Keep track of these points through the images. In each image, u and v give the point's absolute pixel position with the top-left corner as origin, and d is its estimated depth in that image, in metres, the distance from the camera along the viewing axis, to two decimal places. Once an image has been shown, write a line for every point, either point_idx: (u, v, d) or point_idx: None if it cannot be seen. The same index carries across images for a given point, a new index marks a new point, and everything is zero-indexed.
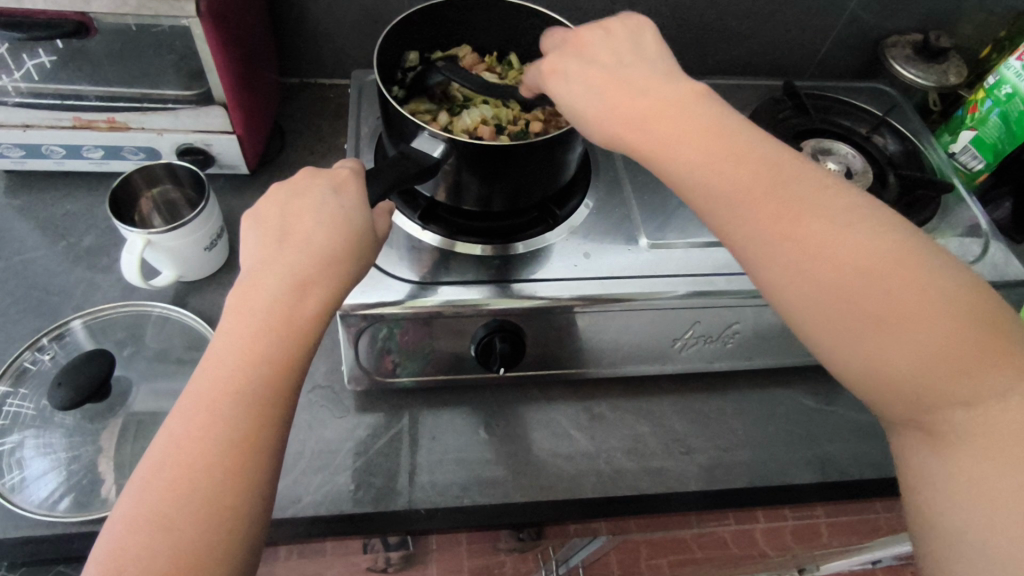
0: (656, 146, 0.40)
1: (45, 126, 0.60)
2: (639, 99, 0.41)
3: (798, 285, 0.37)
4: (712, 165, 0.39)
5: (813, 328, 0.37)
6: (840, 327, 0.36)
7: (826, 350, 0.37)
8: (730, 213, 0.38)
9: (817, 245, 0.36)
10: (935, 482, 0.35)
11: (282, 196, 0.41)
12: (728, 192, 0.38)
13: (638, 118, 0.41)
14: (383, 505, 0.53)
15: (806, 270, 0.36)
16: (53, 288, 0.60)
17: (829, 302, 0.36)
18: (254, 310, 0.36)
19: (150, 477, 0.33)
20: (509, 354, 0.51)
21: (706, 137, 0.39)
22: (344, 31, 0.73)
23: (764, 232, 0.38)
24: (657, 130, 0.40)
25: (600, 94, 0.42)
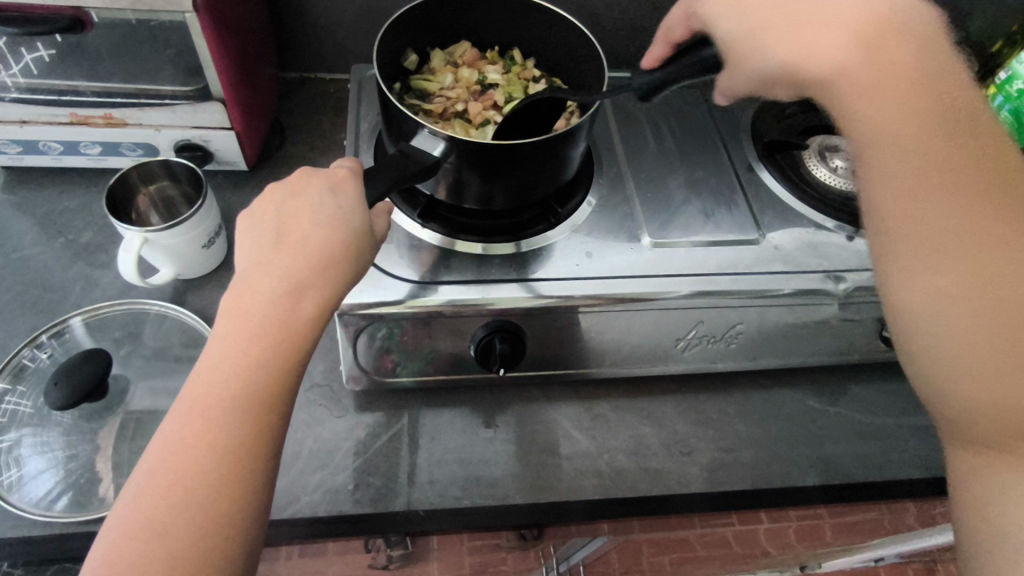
0: (862, 86, 0.40)
1: (41, 122, 0.59)
2: (820, 15, 0.40)
3: (923, 281, 0.39)
4: (901, 130, 0.39)
5: (923, 302, 0.39)
6: (942, 323, 0.38)
7: (943, 327, 0.38)
8: (925, 185, 0.39)
9: (984, 224, 0.38)
10: (986, 480, 0.37)
11: (277, 196, 0.41)
12: (949, 159, 0.39)
13: (827, 53, 0.40)
14: (382, 505, 0.53)
15: (961, 247, 0.38)
16: (50, 286, 0.60)
17: (970, 287, 0.38)
18: (249, 313, 0.36)
19: (144, 483, 0.32)
20: (509, 355, 0.50)
21: (891, 91, 0.39)
22: (344, 25, 0.72)
23: (910, 200, 0.39)
24: (872, 82, 0.40)
25: (802, 21, 0.41)
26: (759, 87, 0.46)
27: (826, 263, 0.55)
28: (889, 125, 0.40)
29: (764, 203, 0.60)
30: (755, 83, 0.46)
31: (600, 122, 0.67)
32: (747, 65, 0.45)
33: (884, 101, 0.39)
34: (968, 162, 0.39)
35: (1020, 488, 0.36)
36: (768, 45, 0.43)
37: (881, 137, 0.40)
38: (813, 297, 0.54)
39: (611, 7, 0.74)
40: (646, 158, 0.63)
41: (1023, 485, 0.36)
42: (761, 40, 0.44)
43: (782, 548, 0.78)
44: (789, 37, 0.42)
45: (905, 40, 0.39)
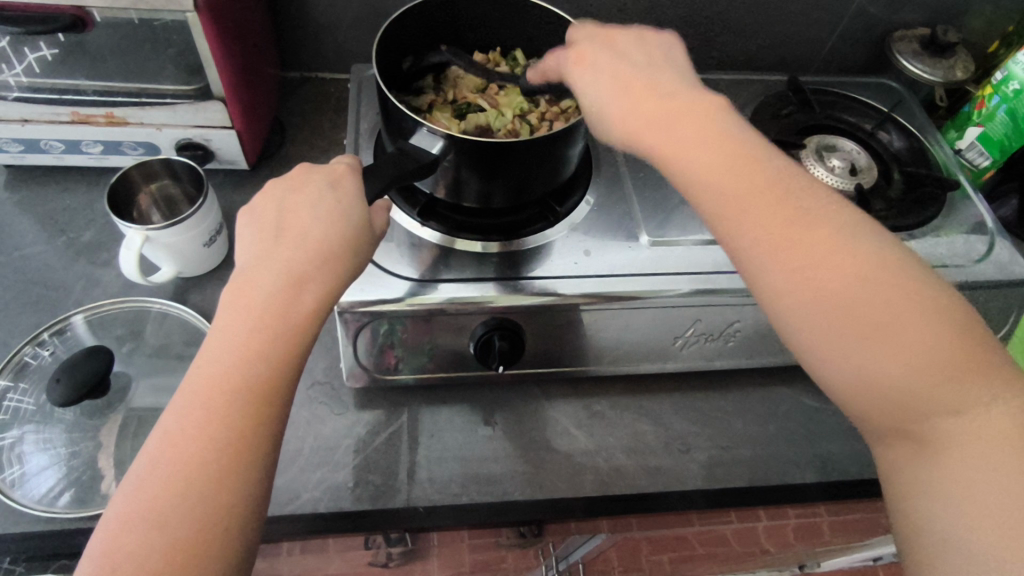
0: (659, 131, 0.40)
1: (42, 121, 0.59)
2: (636, 89, 0.42)
3: (786, 301, 0.36)
4: (691, 155, 0.39)
5: (798, 326, 0.36)
6: (828, 339, 0.35)
7: (815, 347, 0.36)
8: (729, 206, 0.38)
9: (784, 239, 0.36)
10: (906, 479, 0.34)
11: (277, 193, 0.41)
12: (727, 180, 0.38)
13: (652, 109, 0.41)
14: (382, 502, 0.53)
15: (811, 263, 0.36)
16: (52, 284, 0.60)
17: (821, 301, 0.35)
18: (249, 306, 0.36)
19: (144, 473, 0.33)
20: (507, 352, 0.51)
21: (689, 127, 0.40)
22: (344, 25, 0.72)
23: (741, 225, 0.37)
24: (669, 118, 0.40)
25: (618, 91, 0.43)
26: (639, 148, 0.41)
27: None
28: (685, 153, 0.39)
29: None
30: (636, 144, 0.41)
31: None
32: (601, 129, 0.43)
33: (684, 133, 0.40)
34: (743, 186, 0.38)
35: (954, 472, 0.32)
36: (606, 119, 0.43)
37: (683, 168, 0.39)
38: None
39: (609, 8, 0.74)
40: None
41: (944, 474, 0.33)
42: (605, 110, 0.43)
43: (780, 546, 0.78)
44: (618, 112, 0.42)
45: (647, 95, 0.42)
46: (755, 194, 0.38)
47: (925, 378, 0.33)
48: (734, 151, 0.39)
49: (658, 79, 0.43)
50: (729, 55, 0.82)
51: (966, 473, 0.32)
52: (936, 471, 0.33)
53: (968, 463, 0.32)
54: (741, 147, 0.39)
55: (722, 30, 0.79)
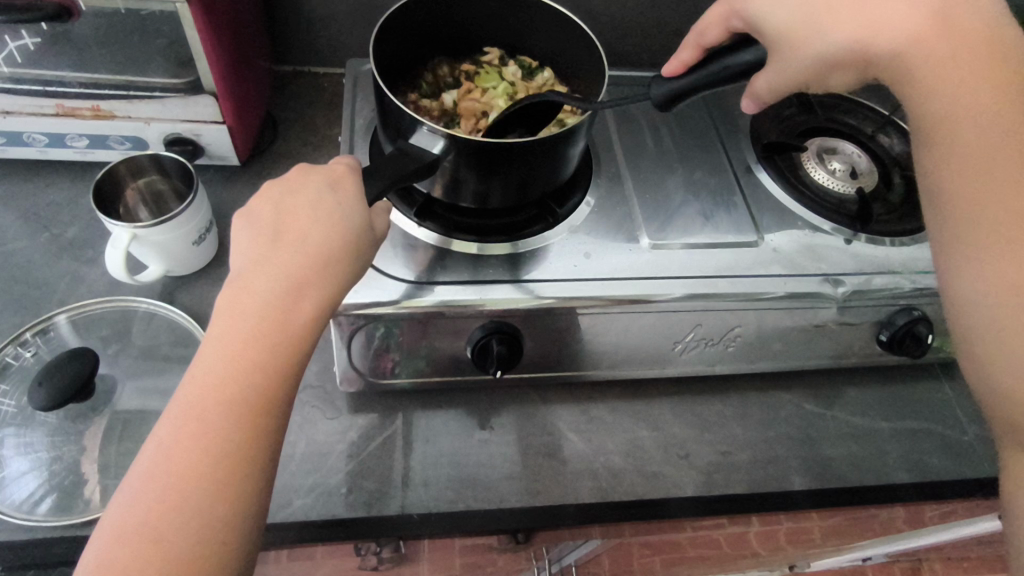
0: (950, 85, 0.42)
1: (25, 113, 0.57)
2: (922, 16, 0.42)
3: (981, 279, 0.39)
4: (988, 121, 0.41)
5: (985, 303, 0.39)
6: (1012, 326, 0.38)
7: (985, 285, 0.39)
8: (963, 176, 0.41)
9: (998, 216, 0.39)
10: (1019, 447, 0.39)
11: (274, 193, 0.40)
12: (1006, 153, 0.40)
13: (944, 55, 0.42)
14: (375, 509, 0.52)
15: (1015, 240, 0.39)
16: (34, 282, 0.58)
17: (1020, 259, 0.38)
18: (247, 312, 0.35)
19: (138, 486, 0.31)
20: (506, 357, 0.50)
21: (991, 86, 0.41)
22: (339, 18, 0.71)
23: (977, 173, 0.40)
24: (969, 79, 0.41)
25: (882, 14, 0.43)
26: (810, 76, 0.45)
27: (824, 266, 0.55)
28: (971, 101, 0.41)
29: (763, 205, 0.60)
30: (802, 75, 0.45)
31: (599, 122, 0.66)
32: (808, 45, 0.44)
33: (988, 100, 0.41)
34: (993, 139, 0.40)
35: None
36: (831, 26, 0.44)
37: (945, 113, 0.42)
38: (812, 300, 0.53)
39: (610, 5, 0.73)
40: (645, 158, 0.63)
41: None
42: (814, 18, 0.44)
43: (773, 548, 0.78)
44: (850, 21, 0.43)
45: (963, 40, 0.41)
46: (1002, 147, 0.40)
47: None
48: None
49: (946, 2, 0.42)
50: None
51: None
52: None
53: None
54: None
55: None
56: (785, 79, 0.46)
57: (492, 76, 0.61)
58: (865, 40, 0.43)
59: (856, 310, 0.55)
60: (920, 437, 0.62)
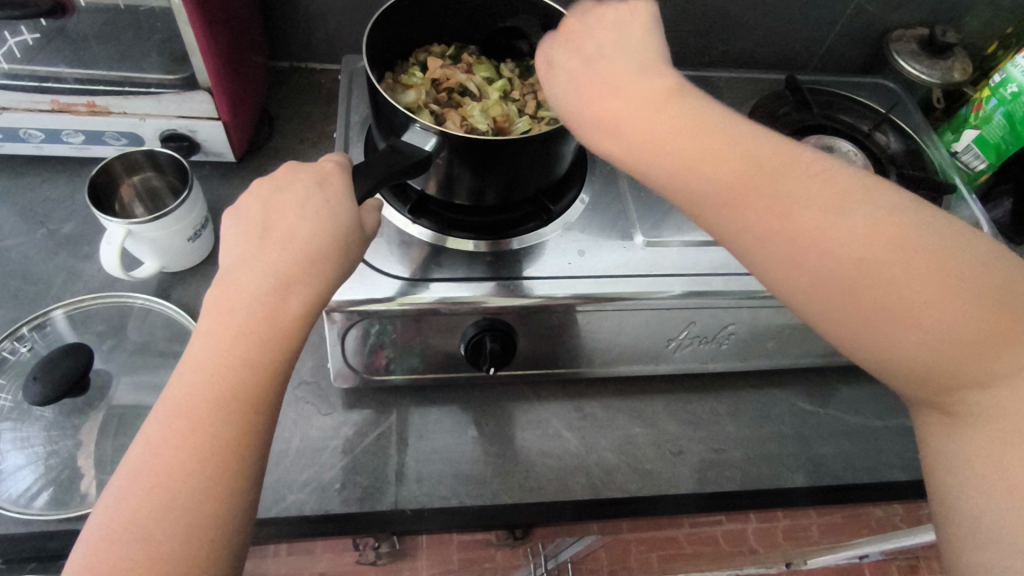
0: (630, 136, 0.39)
1: (21, 109, 0.58)
2: (614, 90, 0.40)
3: (796, 295, 0.37)
4: (672, 163, 0.38)
5: (813, 314, 0.37)
6: (842, 326, 0.36)
7: (840, 333, 0.36)
8: (711, 210, 0.37)
9: (783, 236, 0.36)
10: (941, 449, 0.36)
11: (262, 192, 0.40)
12: (722, 183, 0.37)
13: (612, 109, 0.40)
14: (369, 504, 0.52)
15: (814, 253, 0.35)
16: (31, 277, 0.58)
17: (821, 268, 0.35)
18: (234, 310, 0.35)
19: (127, 485, 0.32)
20: (499, 354, 0.50)
21: (649, 127, 0.38)
22: (335, 14, 0.71)
23: (761, 240, 0.37)
24: (634, 125, 0.39)
25: (594, 90, 0.41)
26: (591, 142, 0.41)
27: None
28: (687, 181, 0.38)
29: None
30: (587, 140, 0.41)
31: None
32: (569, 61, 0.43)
33: (663, 143, 0.38)
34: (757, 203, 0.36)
35: (987, 448, 0.34)
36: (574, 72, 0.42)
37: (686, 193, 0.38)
38: None
39: None
40: None
41: (972, 450, 0.34)
42: (569, 106, 0.41)
43: (768, 546, 0.78)
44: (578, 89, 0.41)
45: (626, 93, 0.40)
46: (757, 199, 0.36)
47: (949, 352, 0.34)
48: (735, 158, 0.37)
49: (601, 70, 0.41)
50: (725, 52, 0.81)
51: (1004, 441, 0.34)
52: (971, 447, 0.34)
53: (994, 436, 0.34)
54: (716, 126, 0.38)
55: (718, 26, 0.78)
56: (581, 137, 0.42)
57: (487, 68, 0.60)
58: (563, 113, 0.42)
59: None
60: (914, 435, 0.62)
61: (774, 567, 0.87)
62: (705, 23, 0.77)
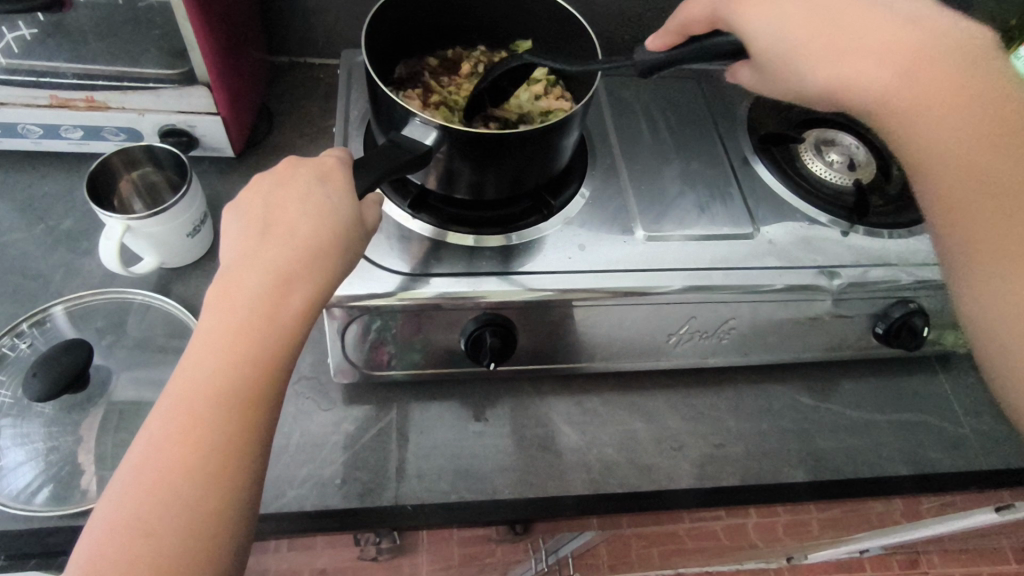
0: (905, 93, 0.39)
1: (19, 104, 0.57)
2: (901, 50, 0.39)
3: (984, 274, 0.39)
4: (938, 114, 0.39)
5: (982, 301, 0.39)
6: (1014, 320, 0.38)
7: (1002, 327, 0.38)
8: (937, 162, 0.40)
9: (1003, 217, 0.38)
10: None
11: (263, 187, 0.40)
12: (968, 151, 0.39)
13: (889, 66, 0.39)
14: (370, 500, 0.52)
15: (1019, 243, 0.38)
16: (30, 273, 0.58)
17: (1019, 257, 0.38)
18: (235, 306, 0.35)
19: (129, 480, 0.32)
20: (499, 349, 0.50)
21: (919, 78, 0.39)
22: (335, 9, 0.70)
23: (970, 195, 0.39)
24: (923, 85, 0.39)
25: (862, 41, 0.40)
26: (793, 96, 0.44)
27: (820, 259, 0.55)
28: (944, 131, 0.39)
29: (759, 197, 0.60)
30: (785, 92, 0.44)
31: (594, 112, 0.66)
32: (795, 79, 0.42)
33: (943, 94, 0.39)
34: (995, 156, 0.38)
35: None
36: (811, 66, 0.41)
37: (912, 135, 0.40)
38: (807, 293, 0.53)
39: None
40: (641, 150, 0.63)
41: None
42: (799, 49, 0.41)
43: (769, 539, 0.79)
44: (838, 61, 0.40)
45: (916, 51, 0.39)
46: (992, 152, 0.38)
47: None
48: (1007, 138, 0.38)
49: (902, 27, 0.39)
50: None
51: None
52: None
53: None
54: (995, 99, 0.39)
55: None
56: (765, 87, 0.46)
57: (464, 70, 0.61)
58: (778, 62, 0.43)
59: (850, 303, 0.55)
60: (915, 429, 0.62)
61: (774, 561, 0.87)
62: None
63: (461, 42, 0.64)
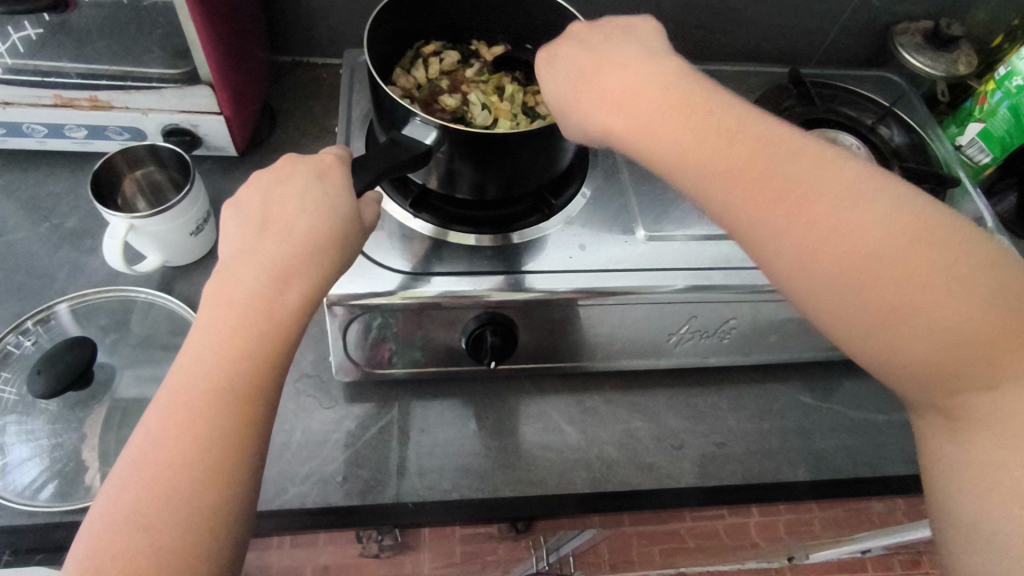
0: (621, 108, 0.40)
1: (24, 104, 0.58)
2: (620, 76, 0.40)
3: (797, 276, 0.35)
4: (659, 127, 0.38)
5: (813, 300, 0.35)
6: (844, 313, 0.35)
7: (837, 322, 0.35)
8: (694, 170, 0.37)
9: (780, 208, 0.35)
10: (939, 459, 0.35)
11: (261, 185, 0.40)
12: (710, 153, 0.37)
13: (614, 84, 0.40)
14: (371, 497, 0.52)
15: (810, 231, 0.35)
16: (35, 272, 0.59)
17: (820, 243, 0.34)
18: (232, 303, 0.35)
19: (129, 475, 0.32)
20: (500, 348, 0.50)
21: (635, 95, 0.40)
22: (337, 9, 0.70)
23: (767, 223, 0.36)
24: (633, 105, 0.39)
25: (598, 71, 0.41)
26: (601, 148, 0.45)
27: None
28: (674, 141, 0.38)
29: None
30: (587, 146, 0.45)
31: None
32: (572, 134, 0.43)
33: (648, 105, 0.39)
34: (778, 177, 0.36)
35: (987, 451, 0.33)
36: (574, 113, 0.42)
37: (701, 174, 0.37)
38: None
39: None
40: None
41: (969, 452, 0.34)
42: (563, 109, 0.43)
43: (770, 539, 0.79)
44: (582, 106, 0.41)
45: (615, 65, 0.41)
46: (763, 191, 0.36)
47: (950, 352, 0.33)
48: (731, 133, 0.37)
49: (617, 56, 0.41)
50: (728, 46, 0.81)
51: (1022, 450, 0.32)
52: (964, 452, 0.34)
53: (1005, 444, 0.32)
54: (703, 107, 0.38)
55: (721, 20, 0.77)
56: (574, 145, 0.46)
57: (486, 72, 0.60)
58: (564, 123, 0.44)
59: None
60: None
61: (776, 560, 0.87)
62: (707, 17, 0.76)
63: (463, 41, 0.64)
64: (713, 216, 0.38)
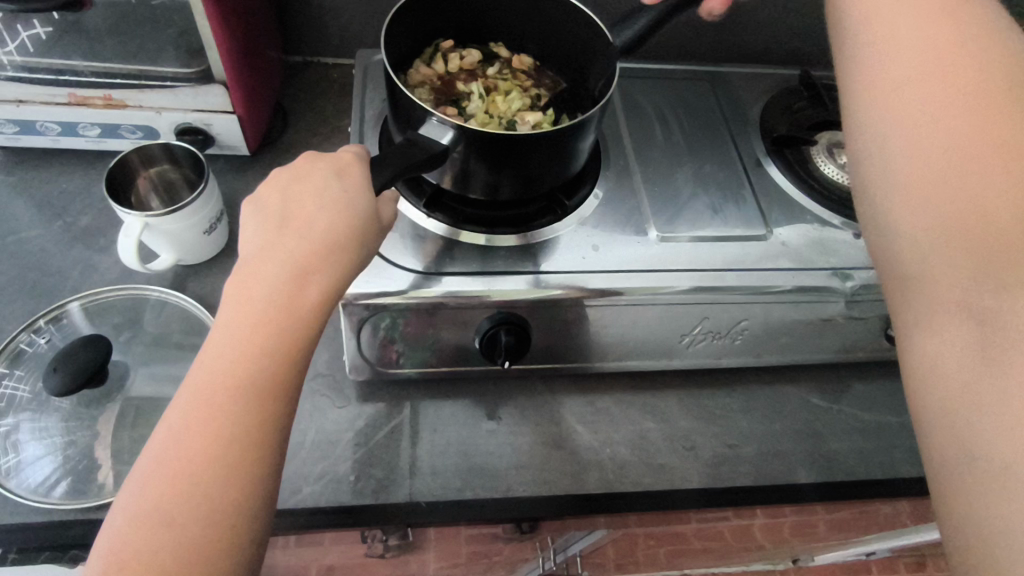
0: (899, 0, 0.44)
1: (38, 102, 0.58)
2: None
3: (910, 128, 0.40)
4: (924, 11, 0.43)
5: (909, 155, 0.39)
6: (932, 168, 0.38)
7: (921, 176, 0.38)
8: (894, 41, 0.43)
9: (933, 78, 0.40)
10: (953, 379, 0.33)
11: (280, 181, 0.40)
12: (927, 27, 0.42)
13: None
14: (384, 497, 0.52)
15: (946, 94, 0.39)
16: (49, 270, 0.59)
17: (949, 109, 0.39)
18: (252, 299, 0.35)
19: (150, 470, 0.32)
20: (514, 347, 0.50)
21: None
22: (349, 9, 0.71)
23: (915, 82, 0.41)
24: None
25: None
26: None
27: (834, 261, 0.55)
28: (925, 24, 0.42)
29: (773, 198, 0.60)
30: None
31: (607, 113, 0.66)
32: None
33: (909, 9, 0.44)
34: (938, 57, 0.41)
35: (1010, 359, 0.32)
36: None
37: (901, 45, 0.43)
38: (818, 295, 0.53)
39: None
40: (654, 150, 0.63)
41: (995, 362, 0.32)
42: None
43: (776, 541, 0.78)
44: None
45: None
46: (955, 61, 0.40)
47: (1011, 240, 0.34)
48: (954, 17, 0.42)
49: None
50: (739, 48, 0.81)
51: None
52: (990, 364, 0.32)
53: None
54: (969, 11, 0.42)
55: (733, 22, 0.77)
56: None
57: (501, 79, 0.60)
58: None
59: (863, 305, 0.55)
60: None
61: (781, 562, 0.87)
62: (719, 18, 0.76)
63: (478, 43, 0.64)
64: (866, 76, 0.44)
